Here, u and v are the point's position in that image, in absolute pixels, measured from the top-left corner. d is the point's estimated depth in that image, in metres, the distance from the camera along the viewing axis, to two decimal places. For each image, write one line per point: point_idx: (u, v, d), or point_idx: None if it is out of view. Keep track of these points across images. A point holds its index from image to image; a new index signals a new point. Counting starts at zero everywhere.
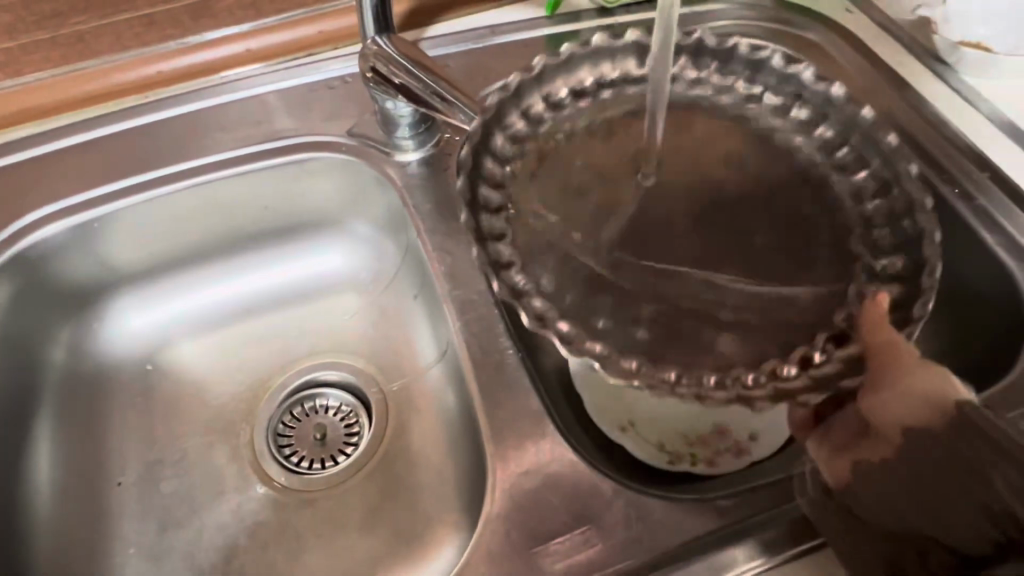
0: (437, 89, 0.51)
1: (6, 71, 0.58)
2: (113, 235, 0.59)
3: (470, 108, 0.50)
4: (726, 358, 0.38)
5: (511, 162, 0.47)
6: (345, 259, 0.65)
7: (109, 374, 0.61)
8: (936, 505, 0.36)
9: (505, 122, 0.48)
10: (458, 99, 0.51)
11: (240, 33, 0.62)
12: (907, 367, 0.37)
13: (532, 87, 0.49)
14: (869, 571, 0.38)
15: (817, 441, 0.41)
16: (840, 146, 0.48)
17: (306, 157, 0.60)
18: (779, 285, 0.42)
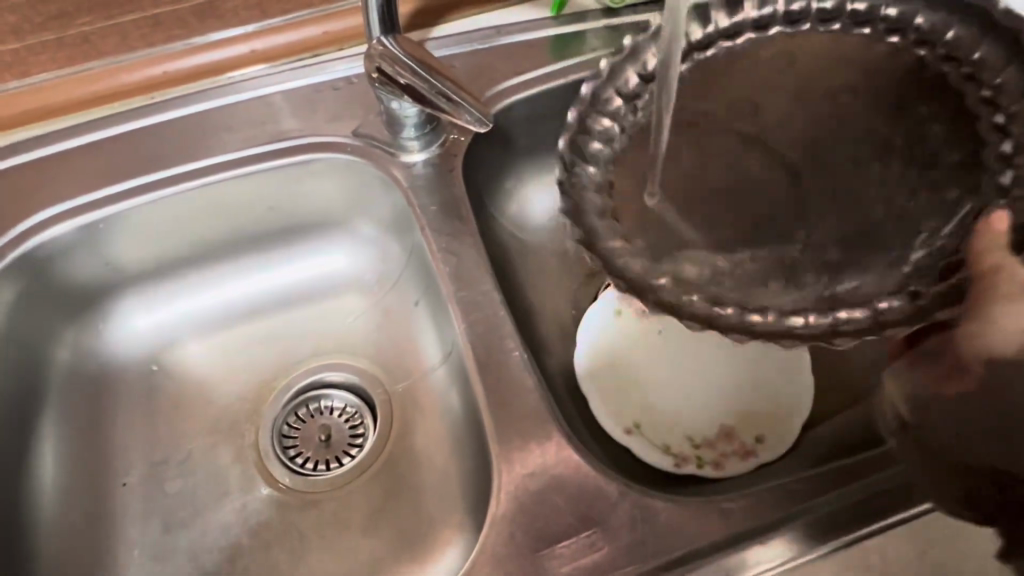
0: (443, 89, 0.51)
1: (13, 71, 0.59)
2: (117, 236, 0.58)
3: (476, 109, 0.51)
4: (826, 301, 0.47)
5: (610, 164, 0.52)
6: (349, 260, 0.65)
7: (115, 374, 0.61)
8: (1003, 431, 0.43)
9: (592, 127, 0.53)
10: (464, 99, 0.51)
11: (245, 33, 0.62)
12: (1005, 299, 0.44)
13: (605, 86, 0.54)
14: (949, 500, 0.43)
15: (913, 365, 0.48)
16: (991, 109, 0.51)
17: (311, 158, 0.60)
18: (870, 260, 0.49)
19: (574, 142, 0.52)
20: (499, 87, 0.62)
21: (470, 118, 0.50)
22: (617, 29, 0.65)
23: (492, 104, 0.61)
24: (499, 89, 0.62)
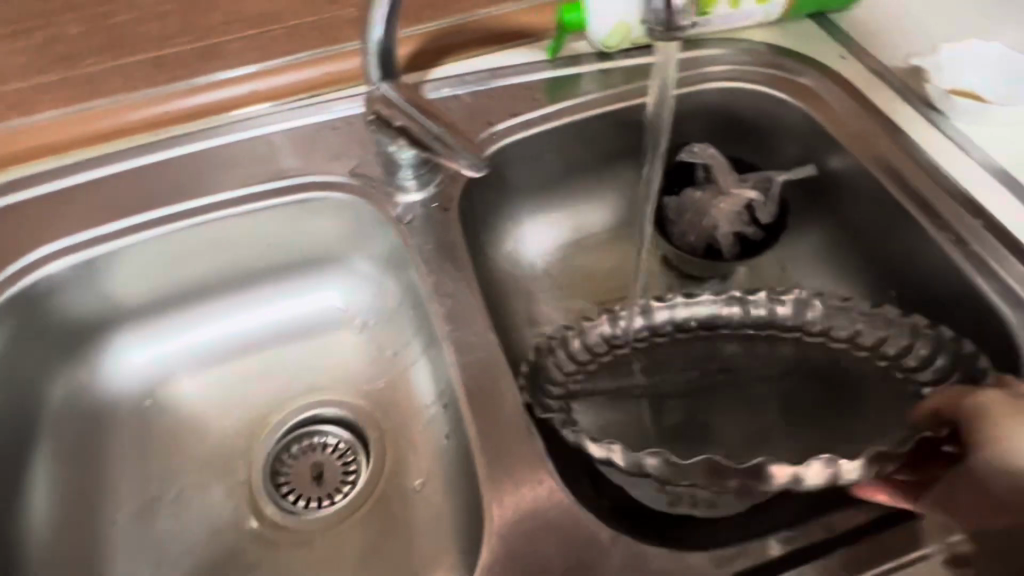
0: (439, 133, 0.52)
1: (19, 110, 0.59)
2: (117, 272, 0.59)
3: (470, 153, 0.51)
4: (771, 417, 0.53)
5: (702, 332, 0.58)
6: (343, 297, 0.66)
7: (108, 409, 0.61)
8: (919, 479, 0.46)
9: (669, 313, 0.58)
10: (459, 143, 0.52)
11: (248, 74, 0.63)
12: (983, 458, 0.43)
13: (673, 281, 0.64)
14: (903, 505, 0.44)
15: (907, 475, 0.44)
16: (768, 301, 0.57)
17: (309, 197, 0.60)
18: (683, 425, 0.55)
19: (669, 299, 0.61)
20: (494, 129, 0.63)
21: (470, 167, 0.52)
22: (612, 73, 0.67)
23: (487, 146, 0.62)
24: (493, 131, 0.63)
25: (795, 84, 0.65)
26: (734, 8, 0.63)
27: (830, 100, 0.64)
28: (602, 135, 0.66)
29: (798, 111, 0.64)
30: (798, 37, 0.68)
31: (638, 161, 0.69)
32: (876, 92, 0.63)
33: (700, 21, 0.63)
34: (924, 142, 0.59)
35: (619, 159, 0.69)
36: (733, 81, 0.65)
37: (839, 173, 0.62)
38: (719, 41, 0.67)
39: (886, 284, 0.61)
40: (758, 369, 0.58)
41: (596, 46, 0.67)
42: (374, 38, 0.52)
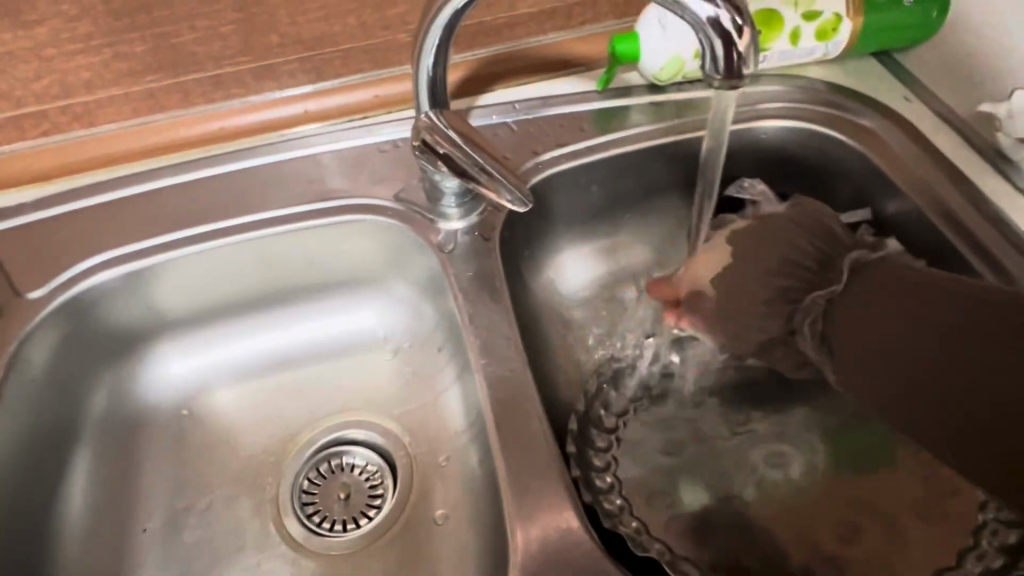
0: (483, 163, 0.52)
1: (82, 121, 0.61)
2: (164, 284, 0.61)
3: (516, 188, 0.51)
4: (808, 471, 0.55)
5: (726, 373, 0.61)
6: (380, 319, 0.66)
7: (147, 416, 0.62)
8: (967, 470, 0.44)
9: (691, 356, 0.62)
10: (503, 175, 0.51)
11: (301, 94, 0.65)
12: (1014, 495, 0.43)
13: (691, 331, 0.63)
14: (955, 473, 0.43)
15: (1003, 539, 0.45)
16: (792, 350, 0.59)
17: (351, 218, 0.61)
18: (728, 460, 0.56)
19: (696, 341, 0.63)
20: (539, 158, 0.63)
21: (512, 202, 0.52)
22: (663, 106, 0.66)
23: (532, 175, 0.62)
24: (539, 160, 0.63)
25: (853, 124, 0.63)
26: (793, 45, 0.62)
27: (890, 142, 0.61)
28: (648, 169, 0.66)
29: (855, 153, 0.62)
30: (858, 75, 0.66)
31: (682, 195, 0.68)
32: (940, 137, 0.60)
33: (756, 57, 0.62)
34: (992, 193, 0.56)
35: (664, 193, 0.68)
36: (786, 120, 0.64)
37: (897, 218, 0.59)
38: (774, 77, 0.66)
39: None
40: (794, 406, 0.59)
41: (647, 78, 0.66)
42: (427, 66, 0.52)
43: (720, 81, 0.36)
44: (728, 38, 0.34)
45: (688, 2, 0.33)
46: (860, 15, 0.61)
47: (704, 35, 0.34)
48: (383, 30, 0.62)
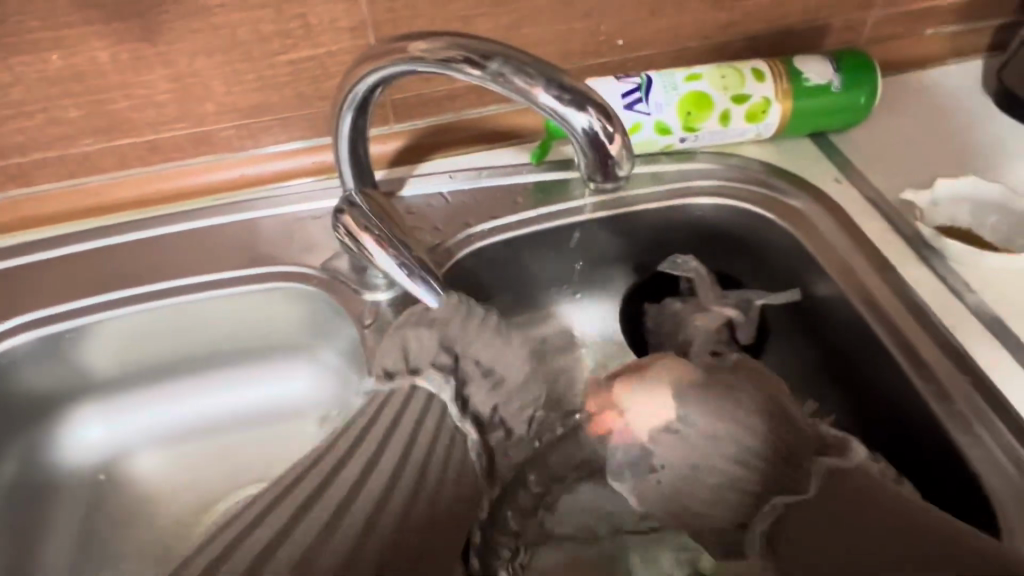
0: (402, 259, 0.53)
1: (17, 181, 0.62)
2: (85, 348, 0.60)
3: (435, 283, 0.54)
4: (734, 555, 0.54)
5: None
6: (307, 385, 0.65)
7: (61, 480, 0.61)
8: None
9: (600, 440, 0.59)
10: (422, 270, 0.53)
11: (239, 160, 0.65)
12: None
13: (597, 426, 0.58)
14: None
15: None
16: None
17: (279, 286, 0.61)
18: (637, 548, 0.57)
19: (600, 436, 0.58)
20: (471, 229, 0.63)
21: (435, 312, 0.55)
22: None
23: (462, 248, 0.62)
24: (471, 232, 0.63)
25: (783, 206, 0.63)
26: (724, 125, 0.63)
27: (818, 224, 0.62)
28: (580, 243, 0.66)
29: (784, 234, 0.62)
30: (794, 155, 0.66)
31: (618, 267, 0.68)
32: (869, 222, 0.61)
33: (686, 137, 0.63)
34: (915, 283, 0.56)
35: (600, 267, 0.68)
36: (718, 198, 0.64)
37: (824, 301, 0.59)
38: (709, 154, 0.66)
39: (865, 422, 0.57)
40: None
41: None
42: (347, 144, 0.53)
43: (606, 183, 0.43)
44: (602, 145, 0.41)
45: (569, 117, 0.40)
46: (789, 100, 0.62)
47: (585, 149, 0.41)
48: (321, 100, 0.63)
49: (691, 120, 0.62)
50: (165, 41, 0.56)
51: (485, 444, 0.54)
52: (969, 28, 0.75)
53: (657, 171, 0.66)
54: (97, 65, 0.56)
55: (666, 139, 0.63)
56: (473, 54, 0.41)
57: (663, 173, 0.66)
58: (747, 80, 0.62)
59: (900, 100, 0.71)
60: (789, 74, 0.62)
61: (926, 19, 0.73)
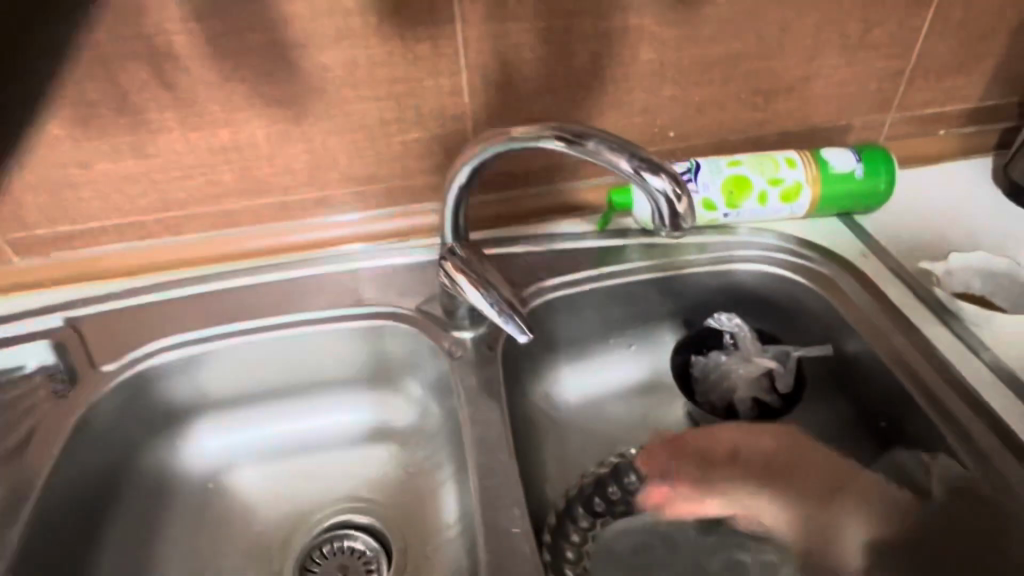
0: (495, 300, 0.62)
1: (171, 230, 0.76)
2: (213, 369, 0.71)
3: (519, 321, 0.61)
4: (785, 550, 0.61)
5: None
6: (393, 415, 0.74)
7: (177, 485, 0.71)
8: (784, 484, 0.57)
9: None
10: (510, 310, 0.61)
11: (348, 220, 0.78)
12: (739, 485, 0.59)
13: None
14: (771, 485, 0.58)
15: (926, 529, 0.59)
16: None
17: (378, 324, 0.71)
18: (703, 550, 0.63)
19: None
20: (542, 284, 0.73)
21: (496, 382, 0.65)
22: (652, 246, 0.77)
23: (534, 299, 0.72)
24: (542, 286, 0.73)
25: (816, 274, 0.73)
26: (761, 204, 0.73)
27: (844, 289, 0.71)
28: (635, 300, 0.76)
29: (817, 297, 0.71)
30: (824, 232, 0.76)
31: (668, 324, 0.78)
32: (893, 288, 0.70)
33: (729, 213, 0.74)
34: (936, 341, 0.65)
35: (650, 322, 0.78)
36: (756, 264, 0.74)
37: (857, 356, 0.68)
38: (750, 229, 0.76)
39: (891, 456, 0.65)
40: None
41: (640, 224, 0.77)
42: (451, 206, 0.65)
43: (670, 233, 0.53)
44: (671, 200, 0.51)
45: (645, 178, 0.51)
46: (817, 184, 0.73)
47: (658, 203, 0.51)
48: (422, 173, 0.76)
49: (732, 198, 0.73)
50: (309, 124, 0.71)
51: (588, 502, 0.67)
52: (977, 130, 0.87)
53: (703, 242, 0.76)
54: (253, 141, 0.71)
55: (711, 214, 0.74)
56: (566, 133, 0.54)
57: (709, 243, 0.76)
58: (781, 167, 0.73)
59: (918, 188, 0.82)
60: (818, 163, 0.73)
61: (938, 122, 0.85)
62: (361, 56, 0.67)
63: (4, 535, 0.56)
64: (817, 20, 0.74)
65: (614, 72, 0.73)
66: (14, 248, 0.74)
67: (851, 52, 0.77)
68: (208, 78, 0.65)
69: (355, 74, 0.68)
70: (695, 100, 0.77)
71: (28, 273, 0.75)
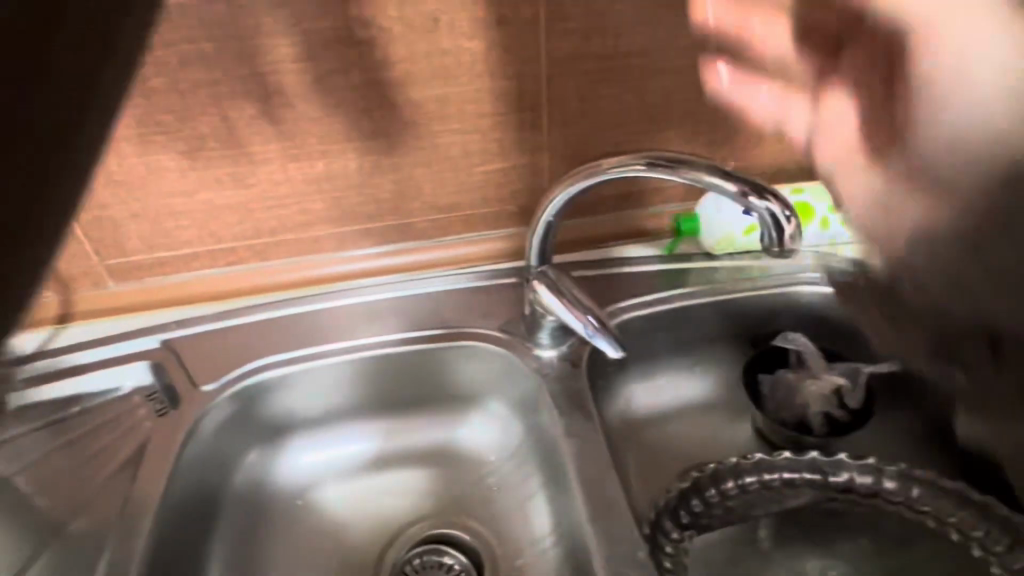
0: (592, 320, 0.65)
1: (260, 256, 0.80)
2: (303, 388, 0.74)
3: (615, 339, 0.65)
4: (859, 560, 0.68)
5: (771, 488, 0.70)
6: (473, 432, 0.77)
7: (271, 500, 0.73)
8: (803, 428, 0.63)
9: (730, 484, 0.70)
10: (607, 330, 0.65)
11: (427, 245, 0.82)
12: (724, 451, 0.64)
13: (729, 471, 0.71)
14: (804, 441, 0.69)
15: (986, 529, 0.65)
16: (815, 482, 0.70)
17: (463, 343, 0.74)
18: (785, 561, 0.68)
19: (728, 479, 0.70)
20: (618, 305, 0.77)
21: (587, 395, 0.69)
22: (717, 270, 0.80)
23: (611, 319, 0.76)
24: (617, 307, 0.77)
25: None
26: (823, 229, 0.78)
27: None
28: (704, 320, 0.79)
29: None
30: None
31: (734, 343, 0.81)
32: None
33: None
34: None
35: (717, 342, 0.81)
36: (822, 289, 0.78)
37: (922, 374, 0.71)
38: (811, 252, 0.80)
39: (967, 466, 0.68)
40: (837, 521, 0.70)
41: (706, 248, 0.81)
42: (540, 231, 0.68)
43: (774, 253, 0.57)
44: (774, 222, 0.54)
45: None
46: None
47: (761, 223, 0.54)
48: (500, 201, 0.81)
49: None
50: (399, 155, 0.75)
51: (675, 520, 0.68)
52: None
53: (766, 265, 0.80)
54: (345, 171, 0.75)
55: None
56: (660, 159, 0.58)
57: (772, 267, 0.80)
58: None
59: None
60: None
61: None
62: (452, 92, 0.71)
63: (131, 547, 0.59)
64: None
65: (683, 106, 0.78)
66: (112, 273, 0.78)
67: None
68: (309, 114, 0.70)
69: (445, 109, 0.72)
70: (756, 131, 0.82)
71: (125, 297, 0.79)
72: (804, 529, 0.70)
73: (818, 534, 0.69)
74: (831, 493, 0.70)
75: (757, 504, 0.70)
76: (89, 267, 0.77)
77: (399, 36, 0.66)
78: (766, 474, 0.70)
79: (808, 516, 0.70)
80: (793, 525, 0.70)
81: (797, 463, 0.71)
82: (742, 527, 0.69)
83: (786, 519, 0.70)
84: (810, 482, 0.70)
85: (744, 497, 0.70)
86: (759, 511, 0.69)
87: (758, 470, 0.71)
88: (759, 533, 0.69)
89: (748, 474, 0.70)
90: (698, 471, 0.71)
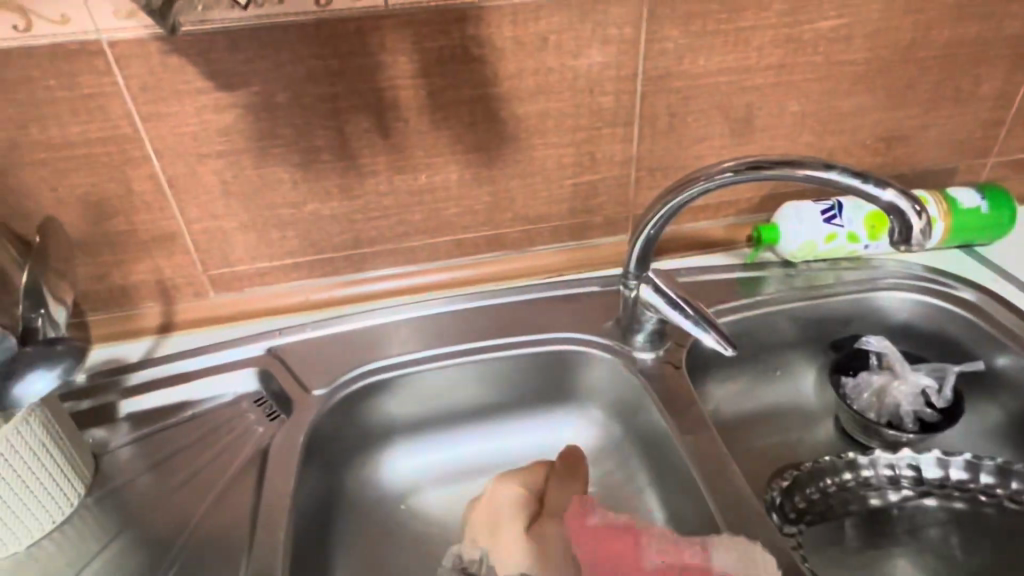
0: (699, 320, 0.68)
1: (357, 266, 0.82)
2: (407, 393, 0.76)
3: (723, 337, 0.68)
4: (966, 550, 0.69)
5: (868, 484, 0.73)
6: (569, 436, 0.80)
7: (377, 505, 0.75)
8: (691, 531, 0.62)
9: (829, 481, 0.73)
10: (715, 329, 0.68)
11: (515, 255, 0.85)
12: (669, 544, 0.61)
13: (825, 469, 0.74)
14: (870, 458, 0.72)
15: None
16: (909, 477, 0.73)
17: (562, 348, 0.77)
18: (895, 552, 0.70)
19: (826, 477, 0.73)
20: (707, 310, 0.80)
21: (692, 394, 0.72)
22: (796, 277, 0.84)
23: None
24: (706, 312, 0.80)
25: (956, 297, 0.79)
26: None
27: (995, 313, 0.77)
28: (787, 326, 0.82)
29: (960, 319, 0.79)
30: (953, 261, 0.84)
31: (813, 348, 0.84)
32: None
33: (870, 245, 0.82)
34: None
35: (797, 347, 0.84)
36: (910, 294, 0.80)
37: (1006, 370, 0.75)
38: (885, 259, 0.84)
39: None
40: (938, 514, 0.72)
41: (783, 257, 0.85)
42: (645, 235, 0.70)
43: (903, 246, 0.57)
44: (904, 214, 0.55)
45: (876, 195, 0.56)
46: (949, 218, 0.81)
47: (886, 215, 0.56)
48: (587, 212, 0.84)
49: (873, 232, 0.81)
50: (498, 168, 0.78)
51: (782, 515, 0.71)
52: None
53: (843, 271, 0.84)
54: (446, 183, 0.78)
55: (854, 245, 0.81)
56: (775, 163, 0.61)
57: (850, 273, 0.83)
58: None
59: None
60: (948, 201, 0.82)
61: None
62: (553, 108, 0.75)
63: (274, 537, 0.61)
64: (935, 76, 0.84)
65: (762, 122, 0.82)
66: (213, 283, 0.80)
67: (961, 102, 0.87)
68: (419, 127, 0.73)
69: (545, 123, 0.76)
70: (828, 146, 0.86)
71: (224, 307, 0.80)
72: (906, 523, 0.72)
73: (921, 527, 0.71)
74: (926, 488, 0.73)
75: (856, 500, 0.73)
76: (192, 276, 0.78)
77: (511, 54, 0.70)
78: (862, 469, 0.74)
79: (907, 510, 0.72)
80: (895, 518, 0.72)
81: (891, 460, 0.74)
82: (848, 521, 0.72)
83: (887, 512, 0.72)
84: (903, 479, 0.73)
85: (842, 493, 0.73)
86: (858, 506, 0.72)
87: (853, 466, 0.74)
88: (863, 526, 0.71)
89: (845, 471, 0.74)
90: (798, 470, 0.74)
